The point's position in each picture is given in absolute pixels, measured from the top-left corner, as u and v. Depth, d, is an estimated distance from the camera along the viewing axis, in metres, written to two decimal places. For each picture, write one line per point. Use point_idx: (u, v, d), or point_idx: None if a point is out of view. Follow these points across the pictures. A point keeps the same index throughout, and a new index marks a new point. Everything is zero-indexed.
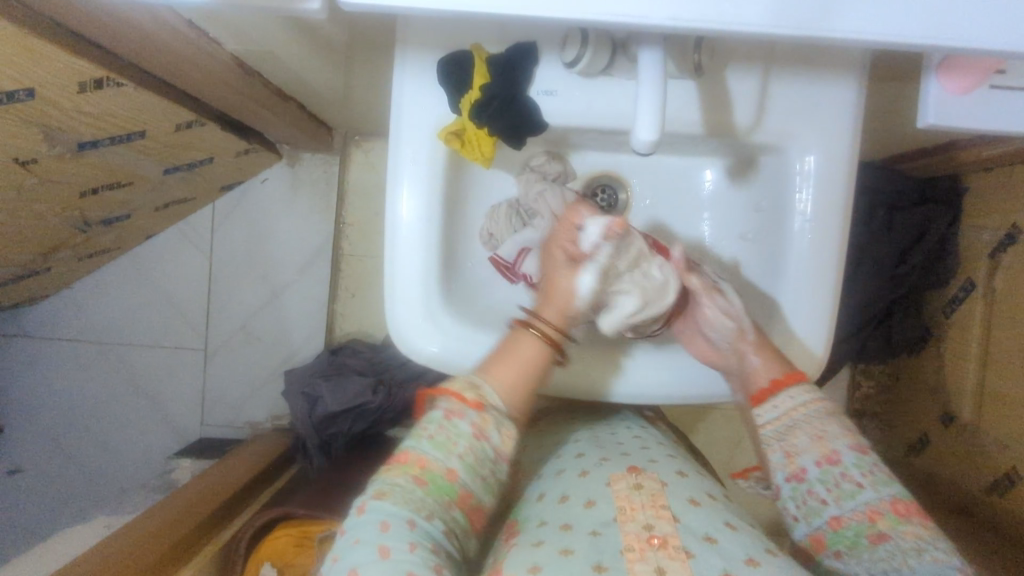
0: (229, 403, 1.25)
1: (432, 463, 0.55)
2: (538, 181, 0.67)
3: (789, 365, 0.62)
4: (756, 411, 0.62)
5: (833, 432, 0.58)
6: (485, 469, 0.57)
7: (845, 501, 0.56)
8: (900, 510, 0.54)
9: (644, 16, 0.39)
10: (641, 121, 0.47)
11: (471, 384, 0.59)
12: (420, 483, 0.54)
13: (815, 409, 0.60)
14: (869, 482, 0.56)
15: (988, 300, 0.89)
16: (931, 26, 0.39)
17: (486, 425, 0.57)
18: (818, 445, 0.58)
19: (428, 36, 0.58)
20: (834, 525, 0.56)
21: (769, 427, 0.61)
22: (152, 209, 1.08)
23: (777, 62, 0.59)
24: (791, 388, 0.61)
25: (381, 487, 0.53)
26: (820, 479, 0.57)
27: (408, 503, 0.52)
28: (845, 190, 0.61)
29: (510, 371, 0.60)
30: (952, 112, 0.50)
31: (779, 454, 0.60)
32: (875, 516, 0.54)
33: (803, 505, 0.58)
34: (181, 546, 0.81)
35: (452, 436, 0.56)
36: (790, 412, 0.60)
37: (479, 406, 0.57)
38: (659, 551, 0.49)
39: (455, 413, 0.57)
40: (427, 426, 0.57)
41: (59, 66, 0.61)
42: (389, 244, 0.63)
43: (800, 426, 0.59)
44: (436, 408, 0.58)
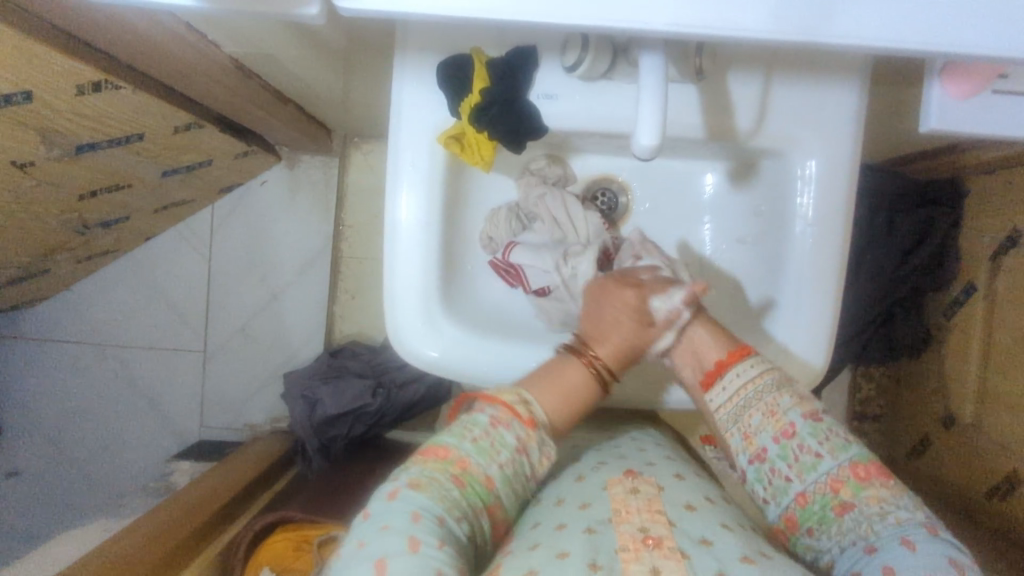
0: (228, 406, 1.25)
1: (474, 467, 0.54)
2: (538, 184, 0.66)
3: (734, 342, 0.61)
4: (707, 396, 0.62)
5: (785, 404, 0.58)
6: (518, 484, 0.57)
7: (808, 474, 0.57)
8: (861, 474, 0.55)
9: (643, 22, 0.39)
10: (642, 126, 0.46)
11: (521, 400, 0.58)
12: (459, 482, 0.53)
13: (764, 383, 0.59)
14: (827, 450, 0.56)
15: (990, 303, 0.88)
16: (935, 32, 0.39)
17: (530, 442, 0.57)
18: (772, 421, 0.58)
19: (427, 40, 0.58)
20: (801, 501, 0.57)
21: (723, 410, 0.61)
22: (150, 211, 1.08)
23: (779, 66, 0.58)
24: (736, 365, 0.60)
25: (417, 477, 0.53)
26: (781, 455, 0.58)
27: (443, 501, 0.51)
28: (846, 194, 0.61)
29: (558, 398, 0.60)
30: (954, 117, 0.50)
31: (738, 437, 0.60)
32: (837, 486, 0.55)
33: (770, 485, 0.59)
34: (182, 546, 0.81)
35: (497, 444, 0.55)
36: (739, 391, 0.59)
37: (528, 424, 0.57)
38: (654, 551, 0.49)
39: (501, 423, 0.56)
40: (472, 429, 0.56)
41: (57, 69, 0.61)
42: (388, 248, 0.63)
43: (750, 405, 0.59)
44: (480, 412, 0.57)
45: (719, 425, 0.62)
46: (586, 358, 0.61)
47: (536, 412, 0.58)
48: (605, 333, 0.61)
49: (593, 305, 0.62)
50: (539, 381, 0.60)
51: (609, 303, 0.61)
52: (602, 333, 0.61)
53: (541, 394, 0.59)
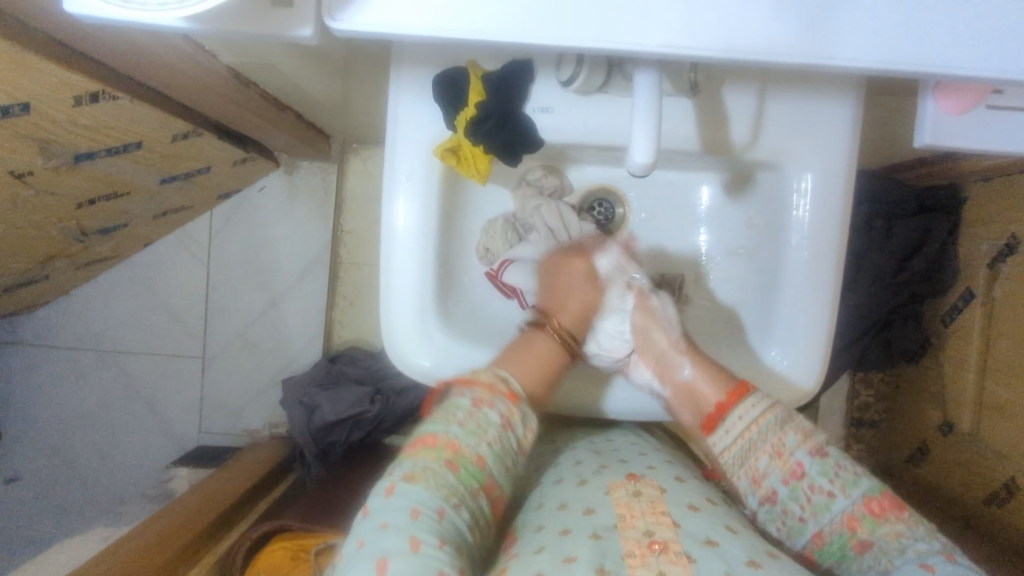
0: (227, 410, 1.25)
1: (464, 449, 0.55)
2: (534, 195, 0.66)
3: (733, 381, 0.62)
4: (712, 437, 0.62)
5: (790, 444, 0.59)
6: (507, 460, 0.58)
7: (821, 514, 0.57)
8: (875, 510, 0.55)
9: (636, 43, 0.40)
10: (636, 143, 0.46)
11: (500, 377, 0.61)
12: (452, 467, 0.54)
13: (767, 423, 0.59)
14: (839, 487, 0.57)
15: (988, 309, 0.88)
16: (924, 54, 0.40)
17: (512, 417, 0.59)
18: (779, 462, 0.59)
19: (422, 54, 0.58)
20: (817, 542, 0.57)
21: (729, 453, 0.61)
22: (150, 217, 1.08)
23: (774, 80, 0.58)
24: (738, 407, 0.60)
25: (411, 470, 0.53)
26: (791, 496, 0.58)
27: (440, 490, 0.51)
28: (841, 206, 0.61)
29: (532, 367, 0.63)
30: (948, 132, 0.50)
31: (745, 480, 0.61)
32: (853, 524, 0.55)
33: (784, 525, 0.59)
34: (183, 553, 0.82)
35: (483, 423, 0.57)
36: (743, 434, 0.60)
37: (509, 397, 0.60)
38: (660, 556, 0.49)
39: (484, 403, 0.58)
40: (456, 412, 0.57)
41: (54, 81, 0.61)
42: (384, 261, 0.63)
43: (758, 447, 0.59)
44: (463, 394, 0.59)
45: (725, 468, 0.62)
46: (550, 325, 0.65)
47: (514, 383, 0.61)
48: (561, 301, 0.67)
49: (547, 276, 0.67)
50: (508, 355, 0.64)
51: (563, 273, 0.67)
52: (557, 299, 0.67)
53: (515, 366, 0.63)
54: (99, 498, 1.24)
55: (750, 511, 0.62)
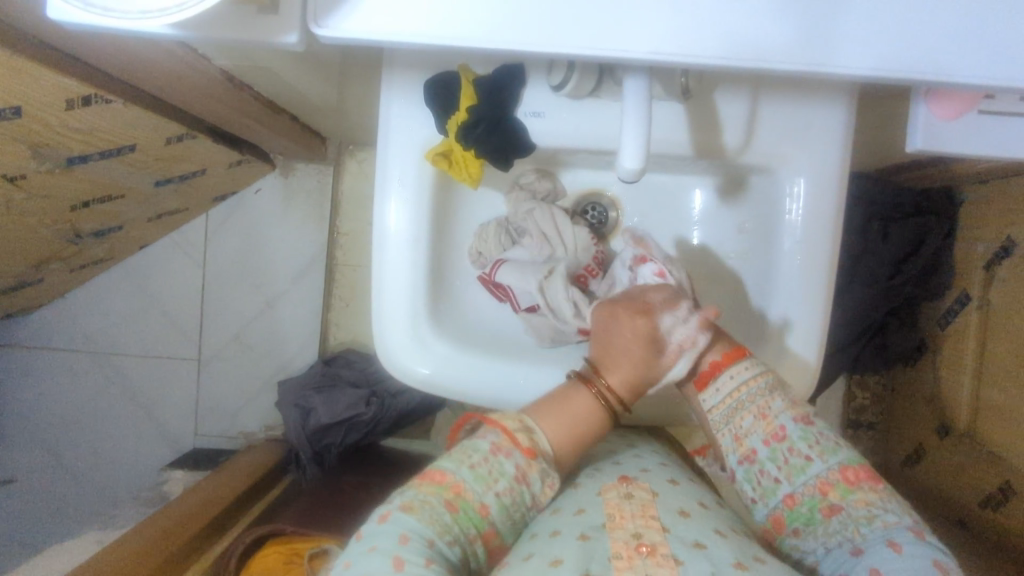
0: (224, 412, 1.25)
1: (468, 493, 0.54)
2: (527, 200, 0.67)
3: (731, 344, 0.62)
4: (701, 396, 0.63)
5: (776, 408, 0.60)
6: (518, 512, 0.56)
7: (796, 477, 0.59)
8: (850, 478, 0.58)
9: (626, 50, 0.39)
10: (627, 149, 0.46)
11: (524, 427, 0.58)
12: (451, 507, 0.53)
13: (758, 385, 0.60)
14: (816, 453, 0.59)
15: (984, 312, 0.88)
16: (916, 61, 0.40)
17: (530, 470, 0.56)
18: (763, 424, 0.60)
19: (414, 59, 0.58)
20: (788, 504, 0.59)
21: (716, 412, 0.62)
22: (144, 220, 1.07)
23: (767, 85, 0.58)
24: (732, 367, 0.61)
25: (410, 501, 0.53)
26: (770, 458, 0.60)
27: (434, 524, 0.51)
28: (834, 211, 0.60)
29: (564, 427, 0.59)
30: (940, 136, 0.50)
31: (729, 438, 0.62)
32: (825, 488, 0.58)
33: (759, 486, 0.60)
34: (175, 556, 0.82)
35: (496, 472, 0.55)
36: (732, 395, 0.61)
37: (529, 454, 0.56)
38: (648, 559, 0.49)
39: (502, 450, 0.56)
40: (471, 454, 0.56)
41: (45, 84, 0.61)
42: (377, 264, 0.63)
43: (744, 407, 0.61)
44: (483, 438, 0.57)
45: (710, 425, 0.64)
46: (597, 388, 0.60)
47: (538, 434, 0.58)
48: (616, 358, 0.60)
49: (603, 330, 0.61)
50: (545, 407, 0.59)
51: (619, 331, 0.60)
52: (613, 362, 0.60)
53: (545, 419, 0.59)
54: (95, 500, 1.24)
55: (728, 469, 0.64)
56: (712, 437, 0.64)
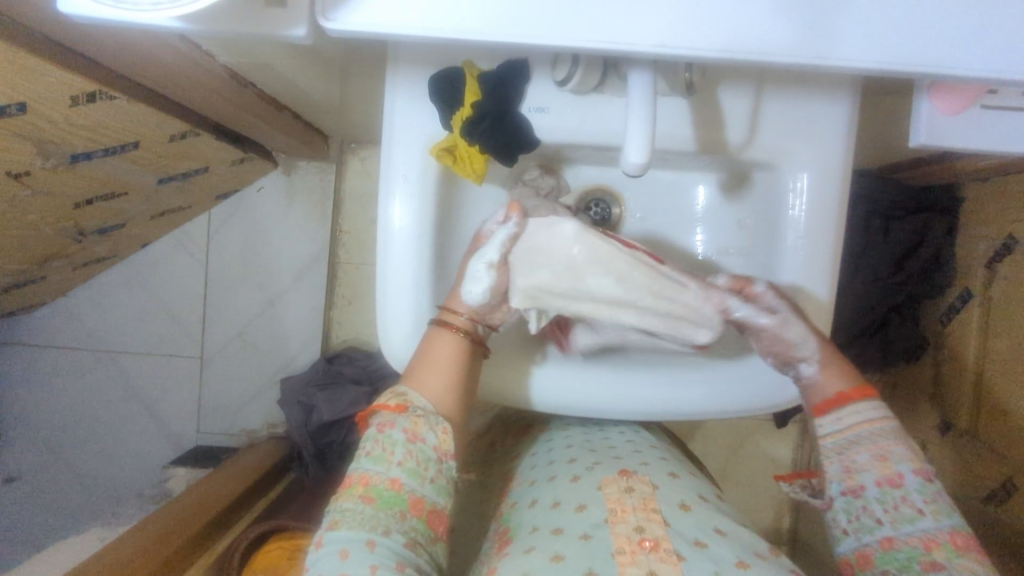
0: (226, 410, 1.25)
1: (375, 478, 0.55)
2: (531, 194, 0.66)
3: (859, 379, 0.61)
4: (818, 421, 0.61)
5: (898, 453, 0.58)
6: (428, 470, 0.56)
7: (902, 524, 0.56)
8: (959, 542, 0.54)
9: (631, 43, 0.40)
10: (631, 144, 0.46)
11: (397, 392, 0.59)
12: (368, 500, 0.54)
13: (881, 426, 0.59)
14: (930, 509, 0.55)
15: (985, 308, 0.88)
16: (920, 55, 0.40)
17: (418, 427, 0.57)
18: (879, 464, 0.58)
19: (419, 55, 0.58)
20: (884, 545, 0.56)
21: (830, 439, 0.61)
22: (147, 218, 1.08)
23: (771, 81, 0.59)
24: (859, 402, 0.60)
25: (334, 517, 0.54)
26: (878, 497, 0.57)
27: (364, 524, 0.52)
28: (837, 206, 0.61)
29: (428, 370, 0.59)
30: (943, 131, 0.50)
31: (837, 467, 0.60)
32: (931, 544, 0.54)
33: (856, 520, 0.58)
34: (180, 552, 0.82)
35: (387, 445, 0.56)
36: (854, 427, 0.59)
37: (404, 411, 0.57)
38: (650, 553, 0.49)
39: (386, 425, 0.57)
40: (365, 444, 0.57)
41: (51, 80, 0.61)
42: (381, 259, 0.63)
43: (862, 443, 0.59)
44: (372, 425, 0.58)
45: (821, 450, 0.62)
46: (443, 322, 0.60)
47: (407, 394, 0.59)
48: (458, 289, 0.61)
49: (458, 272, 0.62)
50: (410, 368, 0.60)
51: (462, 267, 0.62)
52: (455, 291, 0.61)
53: (412, 376, 0.60)
54: (97, 497, 1.24)
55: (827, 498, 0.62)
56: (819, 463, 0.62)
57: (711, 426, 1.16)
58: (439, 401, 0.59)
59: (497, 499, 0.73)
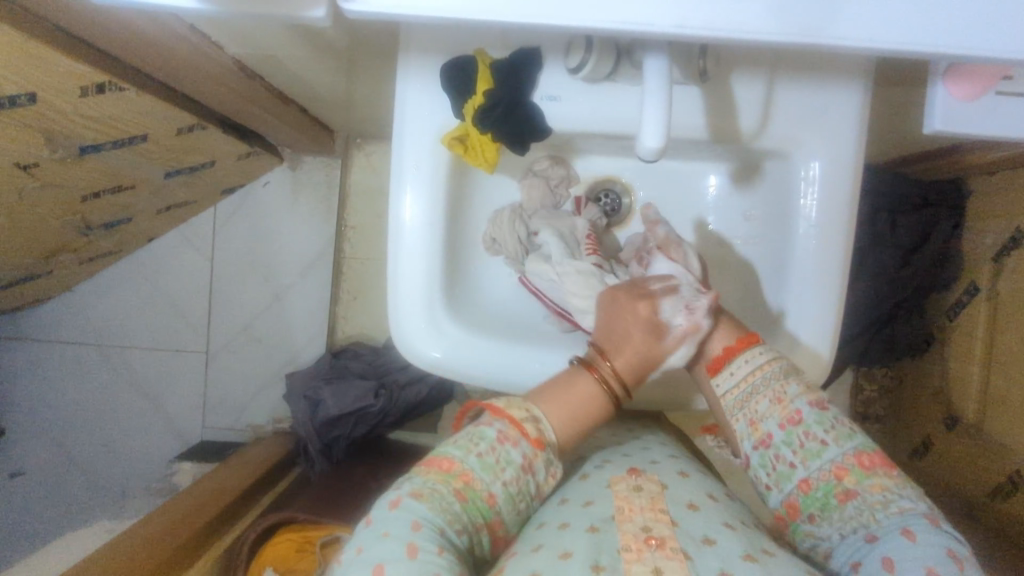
0: (230, 406, 1.25)
1: (477, 482, 0.54)
2: (542, 185, 0.66)
3: (743, 330, 0.61)
4: (714, 381, 0.61)
5: (792, 392, 0.58)
6: (522, 501, 0.56)
7: (812, 461, 0.56)
8: (865, 463, 0.55)
9: (650, 23, 0.40)
10: (647, 128, 0.46)
11: (531, 416, 0.57)
12: (460, 497, 0.53)
13: (771, 370, 0.59)
14: (832, 437, 0.56)
15: (992, 304, 0.88)
16: (937, 35, 0.40)
17: (536, 459, 0.56)
18: (779, 408, 0.58)
19: (431, 44, 0.58)
20: (804, 489, 0.56)
21: (729, 397, 0.60)
22: (153, 212, 1.08)
23: (783, 68, 0.58)
24: (745, 352, 0.60)
25: (418, 488, 0.53)
26: (786, 442, 0.58)
27: (444, 513, 0.51)
28: (849, 195, 0.61)
29: (569, 412, 0.58)
30: (957, 116, 0.50)
31: (743, 423, 0.60)
32: (841, 473, 0.55)
33: (774, 471, 0.58)
34: (187, 545, 0.82)
35: (502, 461, 0.54)
36: (746, 379, 0.59)
37: (536, 443, 0.56)
38: (656, 551, 0.48)
39: (508, 439, 0.55)
40: (479, 442, 0.55)
41: (61, 71, 0.61)
42: (393, 249, 0.63)
43: (760, 392, 0.59)
44: (490, 425, 0.56)
45: (724, 412, 0.62)
46: (596, 368, 0.59)
47: (547, 432, 0.57)
48: (619, 344, 0.59)
49: (604, 320, 0.60)
50: (550, 395, 0.59)
51: (621, 317, 0.59)
52: (617, 347, 0.59)
53: (552, 407, 0.58)
54: (102, 493, 1.24)
55: (743, 457, 0.61)
56: (727, 425, 0.62)
57: None
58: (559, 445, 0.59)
59: None
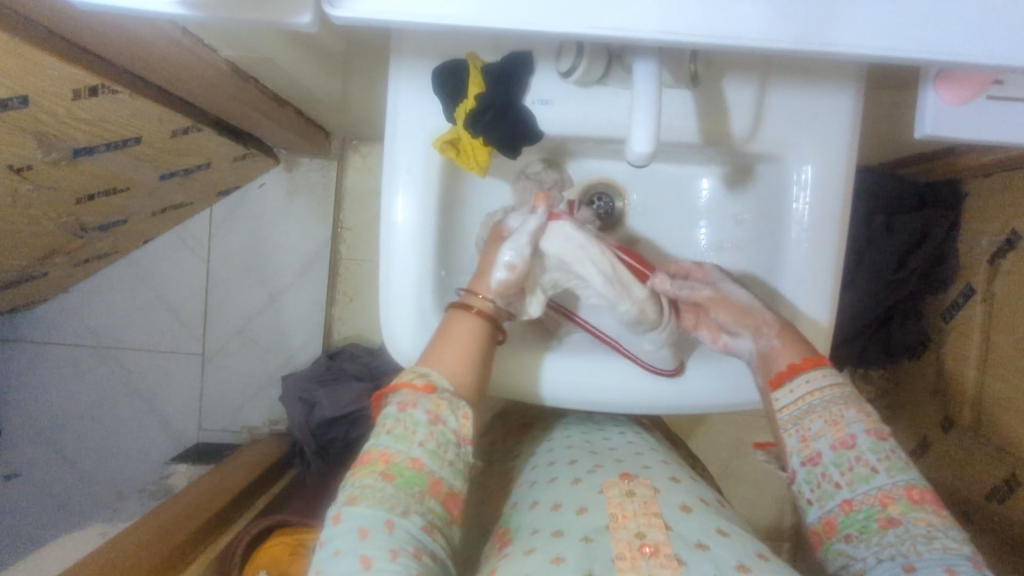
0: (227, 407, 1.25)
1: (396, 456, 0.53)
2: (537, 188, 0.67)
3: (811, 350, 0.60)
4: (773, 395, 0.60)
5: (850, 417, 0.57)
6: (449, 452, 0.55)
7: (858, 484, 0.56)
8: (914, 497, 0.54)
9: (637, 30, 0.39)
10: (636, 132, 0.46)
11: (421, 373, 0.58)
12: (388, 478, 0.52)
13: (832, 393, 0.58)
14: (884, 466, 0.55)
15: (988, 307, 0.88)
16: (926, 41, 0.40)
17: (440, 409, 0.56)
18: (833, 430, 0.57)
19: (423, 48, 0.58)
20: (845, 508, 0.56)
21: (786, 411, 0.59)
22: (149, 214, 1.08)
23: (775, 72, 0.58)
24: (811, 371, 0.59)
25: (351, 492, 0.52)
26: (835, 462, 0.57)
27: (383, 503, 0.51)
28: (841, 199, 0.61)
29: (454, 352, 0.59)
30: (947, 122, 0.50)
31: (795, 438, 0.59)
32: (886, 501, 0.54)
33: (817, 488, 0.58)
34: (180, 548, 0.82)
35: (409, 424, 0.54)
36: (806, 397, 0.58)
37: (430, 392, 0.56)
38: (650, 559, 0.49)
39: (409, 403, 0.55)
40: (385, 421, 0.55)
41: (51, 74, 0.60)
42: (384, 253, 0.63)
43: (815, 411, 0.58)
44: (391, 403, 0.57)
45: (777, 424, 0.61)
46: (473, 305, 0.61)
47: (433, 376, 0.57)
48: (483, 270, 0.63)
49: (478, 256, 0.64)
50: (434, 347, 0.60)
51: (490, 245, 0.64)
52: (482, 273, 0.63)
53: (439, 357, 0.59)
54: (98, 494, 1.24)
55: (787, 471, 0.61)
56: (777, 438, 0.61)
57: (714, 422, 1.17)
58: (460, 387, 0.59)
59: (496, 497, 0.72)
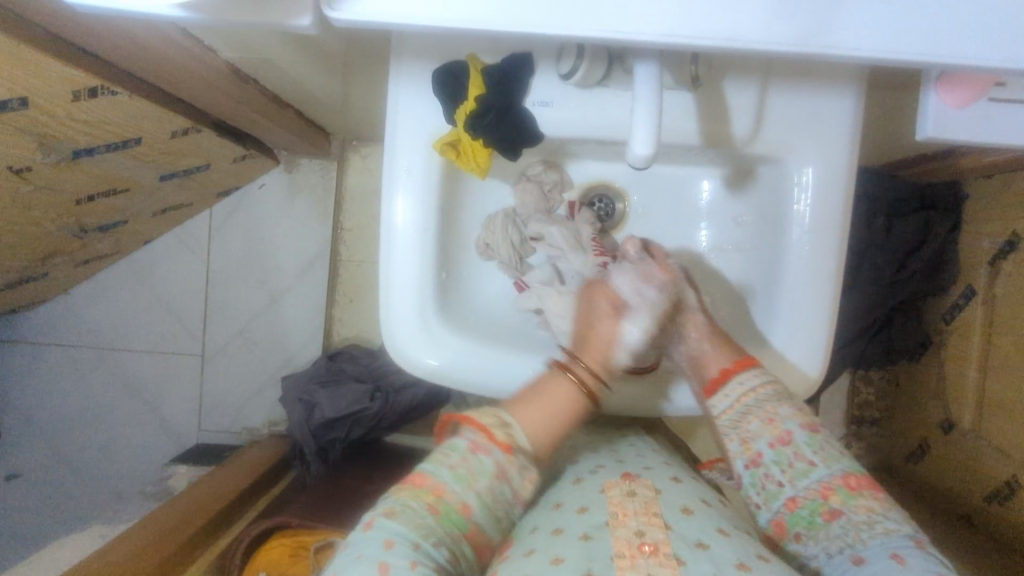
0: (227, 408, 1.25)
1: (450, 493, 0.55)
2: (537, 189, 0.66)
3: (740, 352, 0.62)
4: (711, 402, 0.62)
5: (784, 414, 0.59)
6: (500, 510, 0.57)
7: (799, 480, 0.57)
8: (852, 484, 0.56)
9: (638, 32, 0.39)
10: (636, 135, 0.46)
11: (500, 423, 0.59)
12: (433, 510, 0.53)
13: (764, 393, 0.59)
14: (820, 458, 0.58)
15: (988, 308, 0.88)
16: (928, 44, 0.39)
17: (509, 466, 0.58)
18: (771, 428, 0.59)
19: (423, 49, 0.58)
20: (790, 506, 0.58)
21: (725, 416, 0.62)
22: (150, 214, 1.08)
23: (775, 74, 0.58)
24: (741, 374, 0.60)
25: (391, 507, 0.53)
26: (776, 461, 0.59)
27: (418, 527, 0.51)
28: (842, 200, 0.60)
29: (543, 413, 0.60)
30: (949, 123, 0.50)
31: (736, 443, 0.61)
32: (828, 493, 0.56)
33: (762, 490, 0.60)
34: (180, 550, 0.81)
35: (475, 470, 0.56)
36: (741, 399, 0.60)
37: (506, 449, 0.58)
38: (650, 558, 0.48)
39: (480, 448, 0.57)
40: (450, 455, 0.57)
41: (50, 75, 0.60)
42: (385, 255, 0.62)
43: (753, 412, 0.60)
44: (459, 438, 0.58)
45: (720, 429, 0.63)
46: (571, 373, 0.61)
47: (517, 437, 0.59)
48: (589, 343, 0.62)
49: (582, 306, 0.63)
50: (525, 404, 0.60)
51: (592, 306, 0.62)
52: (586, 342, 0.62)
53: (527, 416, 0.60)
54: (98, 495, 1.24)
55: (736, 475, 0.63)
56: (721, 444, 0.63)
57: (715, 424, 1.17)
58: (534, 444, 0.61)
59: None
